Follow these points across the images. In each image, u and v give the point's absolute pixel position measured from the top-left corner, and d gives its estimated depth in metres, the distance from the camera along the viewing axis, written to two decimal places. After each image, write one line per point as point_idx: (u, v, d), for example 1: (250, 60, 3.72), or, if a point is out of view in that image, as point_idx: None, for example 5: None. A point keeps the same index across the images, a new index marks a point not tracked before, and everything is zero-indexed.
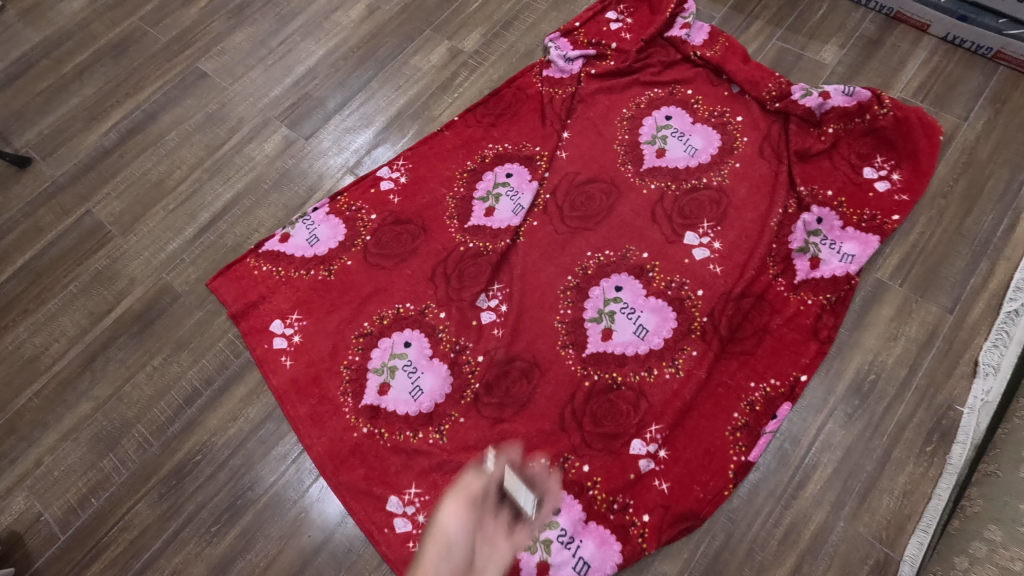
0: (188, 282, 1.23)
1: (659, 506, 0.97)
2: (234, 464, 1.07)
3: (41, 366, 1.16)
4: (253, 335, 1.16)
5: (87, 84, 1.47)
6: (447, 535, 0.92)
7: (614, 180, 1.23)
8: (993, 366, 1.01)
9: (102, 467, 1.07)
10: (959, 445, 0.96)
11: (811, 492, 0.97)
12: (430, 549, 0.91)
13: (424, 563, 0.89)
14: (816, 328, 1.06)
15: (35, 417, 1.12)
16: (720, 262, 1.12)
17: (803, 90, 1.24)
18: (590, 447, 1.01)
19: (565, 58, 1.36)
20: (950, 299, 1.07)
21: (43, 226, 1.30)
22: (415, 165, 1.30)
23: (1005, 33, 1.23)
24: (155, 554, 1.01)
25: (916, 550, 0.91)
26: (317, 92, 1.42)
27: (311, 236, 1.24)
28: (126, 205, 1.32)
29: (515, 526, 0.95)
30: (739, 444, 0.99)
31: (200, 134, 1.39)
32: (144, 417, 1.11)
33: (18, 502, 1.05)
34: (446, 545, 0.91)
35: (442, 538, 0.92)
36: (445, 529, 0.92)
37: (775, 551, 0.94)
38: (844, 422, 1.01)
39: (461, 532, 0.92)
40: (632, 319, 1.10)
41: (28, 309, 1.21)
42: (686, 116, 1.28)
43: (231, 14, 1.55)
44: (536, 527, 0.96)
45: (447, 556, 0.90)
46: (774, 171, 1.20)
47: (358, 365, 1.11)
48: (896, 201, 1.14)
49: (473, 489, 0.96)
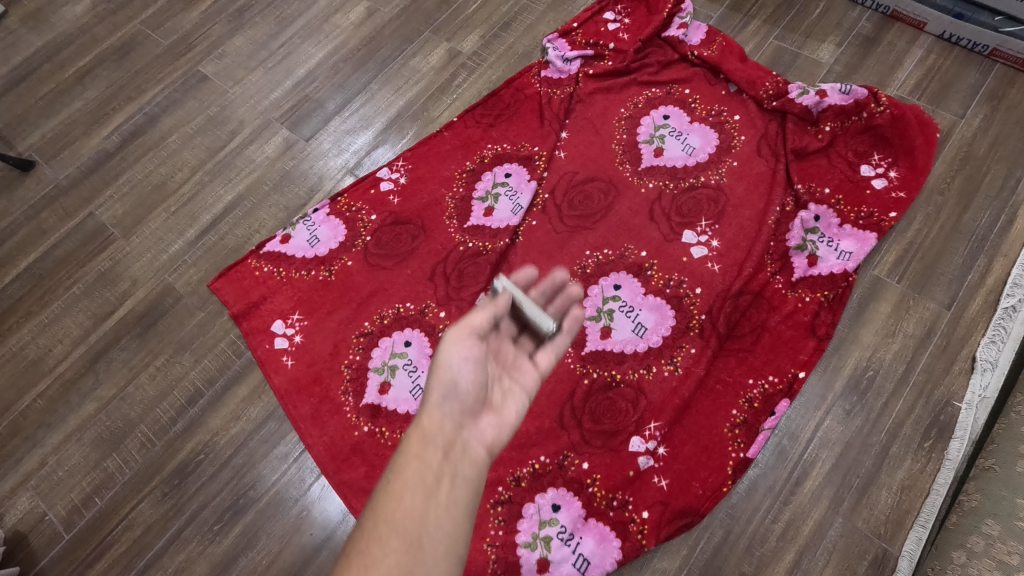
0: (190, 283, 1.24)
1: (658, 502, 0.97)
2: (236, 463, 1.08)
3: (45, 368, 1.17)
4: (254, 335, 1.16)
5: (89, 88, 1.48)
6: (450, 368, 0.67)
7: (613, 179, 1.24)
8: (991, 362, 1.01)
9: (105, 467, 1.08)
10: (957, 441, 0.97)
11: (810, 488, 0.98)
12: (433, 389, 0.66)
13: (426, 414, 0.65)
14: (814, 325, 1.06)
15: (39, 418, 1.13)
16: (718, 260, 1.13)
17: (799, 89, 1.24)
18: (589, 444, 1.02)
19: (563, 59, 1.37)
20: (947, 295, 1.08)
21: (46, 229, 1.31)
22: (415, 166, 1.31)
23: (1001, 31, 1.23)
24: (159, 553, 1.02)
25: (915, 545, 0.92)
26: (317, 94, 1.43)
27: (312, 237, 1.25)
28: (129, 208, 1.33)
29: (537, 348, 0.79)
30: (737, 440, 1.00)
31: (201, 136, 1.41)
32: (147, 417, 1.12)
33: (22, 502, 1.06)
34: (452, 379, 0.67)
35: (444, 373, 0.66)
36: (449, 363, 0.67)
37: (774, 546, 0.95)
38: (843, 418, 1.02)
39: (469, 362, 0.68)
40: (631, 317, 1.11)
41: (32, 311, 1.22)
42: (684, 115, 1.29)
43: (231, 18, 1.56)
44: (560, 348, 0.79)
45: (454, 396, 0.66)
46: (771, 170, 1.20)
47: (359, 365, 1.12)
48: (894, 198, 1.14)
49: (483, 313, 0.72)
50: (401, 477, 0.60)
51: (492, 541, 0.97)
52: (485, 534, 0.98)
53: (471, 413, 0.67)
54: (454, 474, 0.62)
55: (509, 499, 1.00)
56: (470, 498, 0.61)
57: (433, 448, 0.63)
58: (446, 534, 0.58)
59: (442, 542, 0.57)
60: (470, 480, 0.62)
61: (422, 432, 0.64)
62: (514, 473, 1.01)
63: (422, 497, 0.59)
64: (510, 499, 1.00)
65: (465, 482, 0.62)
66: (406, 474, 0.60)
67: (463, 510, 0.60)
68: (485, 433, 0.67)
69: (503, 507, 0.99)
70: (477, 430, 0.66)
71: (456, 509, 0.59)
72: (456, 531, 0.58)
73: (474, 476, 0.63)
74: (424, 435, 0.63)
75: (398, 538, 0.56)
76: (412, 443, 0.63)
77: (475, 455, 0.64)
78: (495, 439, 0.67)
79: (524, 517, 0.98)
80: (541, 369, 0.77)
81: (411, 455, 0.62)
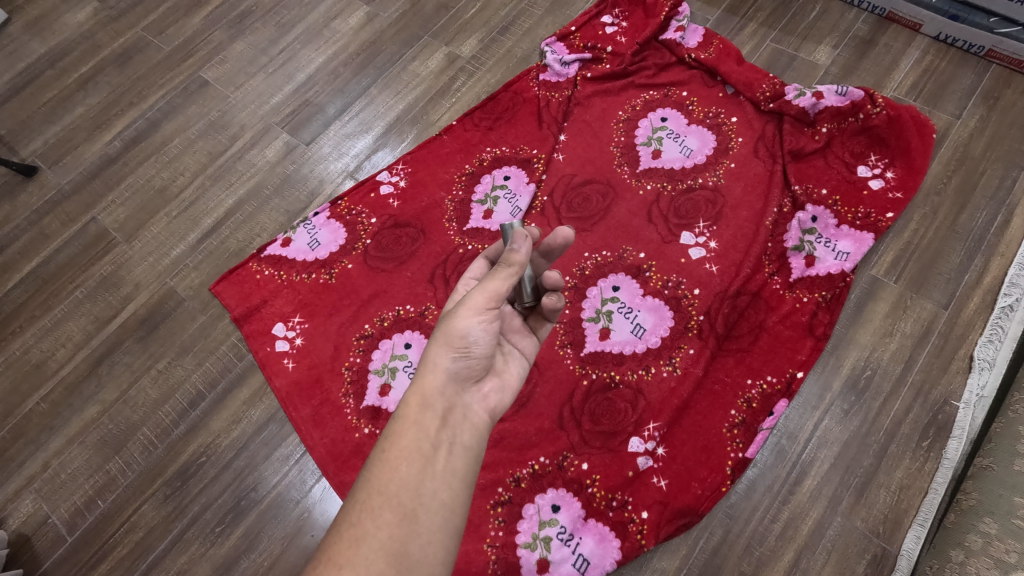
0: (192, 287, 1.25)
1: (657, 502, 0.98)
2: (238, 466, 1.08)
3: (48, 371, 1.18)
4: (256, 338, 1.17)
5: (92, 94, 1.49)
6: (466, 334, 0.67)
7: (611, 181, 1.25)
8: (988, 361, 1.02)
9: (108, 469, 1.09)
10: (954, 440, 0.97)
11: (809, 487, 0.98)
12: (440, 351, 0.66)
13: (429, 375, 0.65)
14: (812, 325, 1.07)
15: (41, 422, 1.13)
16: (716, 261, 1.13)
17: (796, 91, 1.25)
18: (589, 445, 1.02)
19: (561, 62, 1.38)
20: (944, 295, 1.08)
21: (49, 234, 1.32)
22: (414, 169, 1.31)
23: (996, 32, 1.24)
24: (161, 554, 1.03)
25: (914, 544, 0.92)
26: (317, 99, 1.44)
27: (313, 240, 1.25)
28: (131, 212, 1.34)
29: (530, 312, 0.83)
30: (736, 440, 1.00)
31: (202, 141, 1.42)
32: (149, 420, 1.13)
33: (26, 505, 1.07)
34: (466, 345, 0.67)
35: (458, 339, 0.67)
36: (465, 330, 0.67)
37: (773, 546, 0.95)
38: (841, 417, 1.02)
39: (484, 330, 0.68)
40: (630, 318, 1.11)
41: (35, 315, 1.23)
42: (682, 118, 1.30)
43: (232, 24, 1.57)
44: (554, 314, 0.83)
45: (462, 360, 0.67)
46: (769, 171, 1.21)
47: (359, 367, 1.13)
48: (891, 198, 1.15)
49: (506, 278, 0.69)
50: (398, 445, 0.61)
51: (492, 542, 0.97)
52: (484, 535, 0.98)
53: (474, 378, 0.69)
54: (452, 442, 0.63)
55: (509, 500, 1.00)
56: (468, 467, 0.63)
57: (432, 414, 0.64)
58: (441, 504, 0.60)
59: (438, 512, 0.59)
60: (468, 447, 0.64)
61: (423, 396, 0.64)
62: (513, 474, 1.02)
63: (420, 466, 0.60)
64: (510, 500, 1.00)
65: (462, 450, 0.64)
66: (405, 442, 0.61)
67: (460, 479, 0.62)
68: (487, 398, 0.70)
69: (503, 508, 1.00)
70: (479, 395, 0.69)
71: (454, 479, 0.61)
72: (453, 501, 0.61)
73: (472, 444, 0.65)
74: (424, 400, 0.64)
75: (393, 509, 0.58)
76: (411, 408, 0.64)
77: (475, 421, 0.67)
78: (495, 403, 0.71)
79: (524, 518, 0.99)
80: (535, 334, 0.82)
81: (410, 421, 0.63)
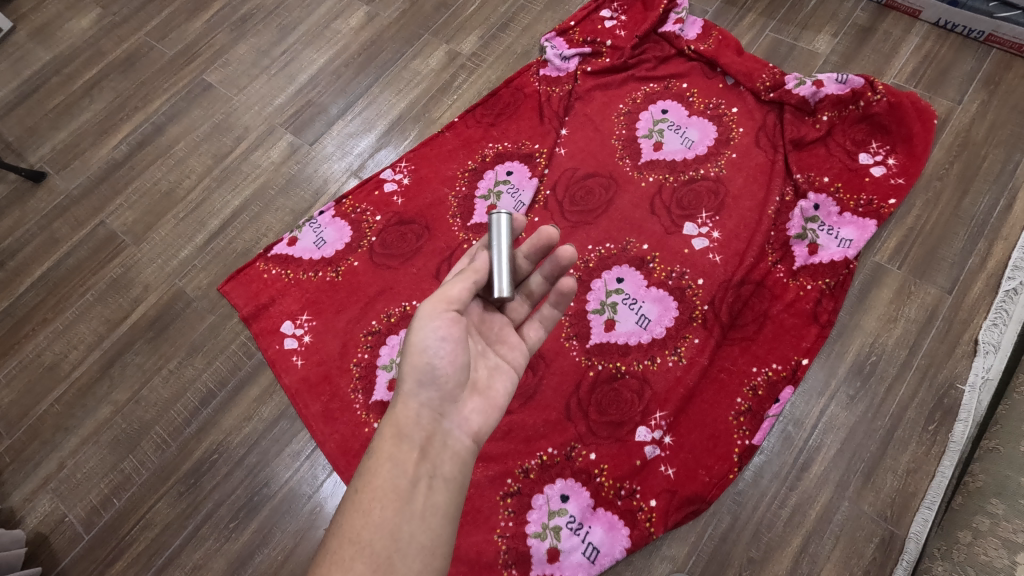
0: (200, 287, 1.26)
1: (665, 491, 0.98)
2: (251, 462, 1.10)
3: (61, 373, 1.19)
4: (264, 336, 1.19)
5: (98, 99, 1.51)
6: (424, 347, 0.67)
7: (613, 174, 1.26)
8: (993, 344, 1.02)
9: (123, 468, 1.11)
10: (961, 423, 0.98)
11: (816, 473, 0.99)
12: (408, 374, 0.67)
13: (401, 405, 0.67)
14: (816, 313, 1.07)
15: (56, 422, 1.15)
16: (719, 251, 1.14)
17: (797, 80, 1.25)
18: (596, 435, 1.03)
19: (561, 57, 1.38)
20: (948, 280, 1.09)
21: (59, 238, 1.34)
22: (417, 166, 1.32)
23: (996, 16, 1.24)
24: (176, 551, 1.04)
25: (921, 527, 0.93)
26: (320, 99, 1.46)
27: (319, 239, 1.27)
28: (139, 215, 1.35)
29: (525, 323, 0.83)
30: (742, 428, 1.01)
31: (208, 144, 1.43)
32: (162, 419, 1.14)
33: (43, 504, 1.09)
34: (426, 360, 0.67)
35: (417, 355, 0.67)
36: (423, 344, 0.67)
37: (781, 531, 0.96)
38: (846, 404, 1.03)
39: (442, 340, 0.67)
40: (634, 309, 1.12)
41: (47, 318, 1.25)
42: (683, 110, 1.30)
43: (234, 27, 1.58)
44: (549, 320, 0.83)
45: (432, 382, 0.67)
46: (770, 160, 1.21)
47: (368, 362, 1.14)
48: (892, 185, 1.15)
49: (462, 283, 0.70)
50: (372, 486, 0.62)
51: (502, 532, 0.99)
52: (494, 525, 0.99)
53: (452, 401, 0.69)
54: (432, 476, 0.64)
55: (519, 490, 1.01)
56: (448, 502, 0.64)
57: (409, 446, 0.65)
58: (419, 548, 0.60)
59: (416, 557, 0.60)
60: (448, 479, 0.65)
61: (399, 430, 0.66)
62: (521, 465, 1.03)
63: (395, 507, 0.61)
64: (519, 491, 1.01)
65: (443, 483, 0.65)
66: (379, 482, 0.62)
67: (440, 517, 0.63)
68: (469, 420, 0.69)
69: (512, 499, 1.01)
70: (460, 419, 0.69)
71: (433, 517, 0.62)
72: (432, 543, 0.61)
73: (454, 475, 0.66)
74: (398, 432, 0.65)
75: (366, 560, 0.58)
76: (386, 441, 0.65)
77: (456, 449, 0.67)
78: (480, 424, 0.70)
79: (534, 508, 1.00)
80: (526, 344, 0.80)
81: (384, 457, 0.64)
